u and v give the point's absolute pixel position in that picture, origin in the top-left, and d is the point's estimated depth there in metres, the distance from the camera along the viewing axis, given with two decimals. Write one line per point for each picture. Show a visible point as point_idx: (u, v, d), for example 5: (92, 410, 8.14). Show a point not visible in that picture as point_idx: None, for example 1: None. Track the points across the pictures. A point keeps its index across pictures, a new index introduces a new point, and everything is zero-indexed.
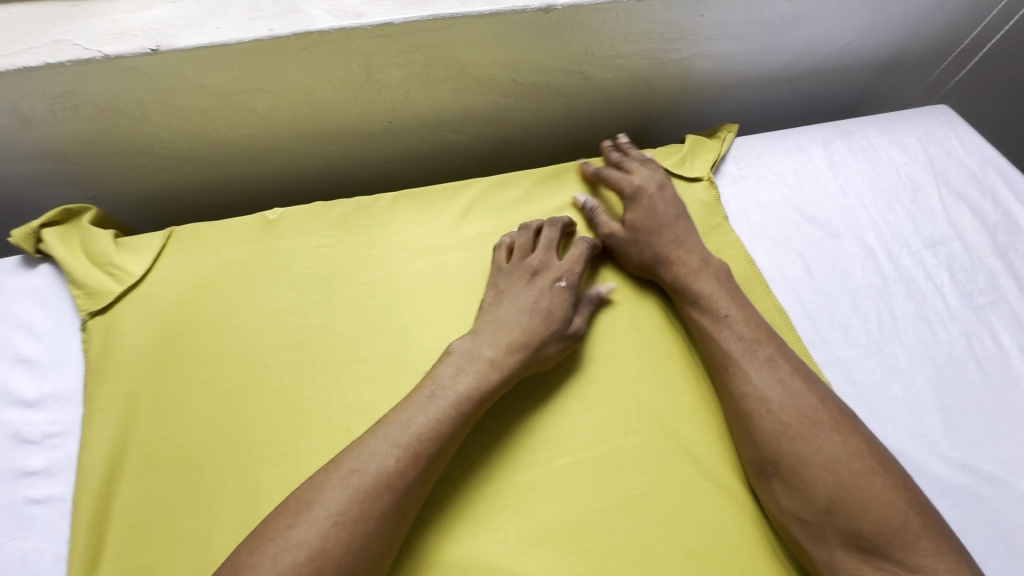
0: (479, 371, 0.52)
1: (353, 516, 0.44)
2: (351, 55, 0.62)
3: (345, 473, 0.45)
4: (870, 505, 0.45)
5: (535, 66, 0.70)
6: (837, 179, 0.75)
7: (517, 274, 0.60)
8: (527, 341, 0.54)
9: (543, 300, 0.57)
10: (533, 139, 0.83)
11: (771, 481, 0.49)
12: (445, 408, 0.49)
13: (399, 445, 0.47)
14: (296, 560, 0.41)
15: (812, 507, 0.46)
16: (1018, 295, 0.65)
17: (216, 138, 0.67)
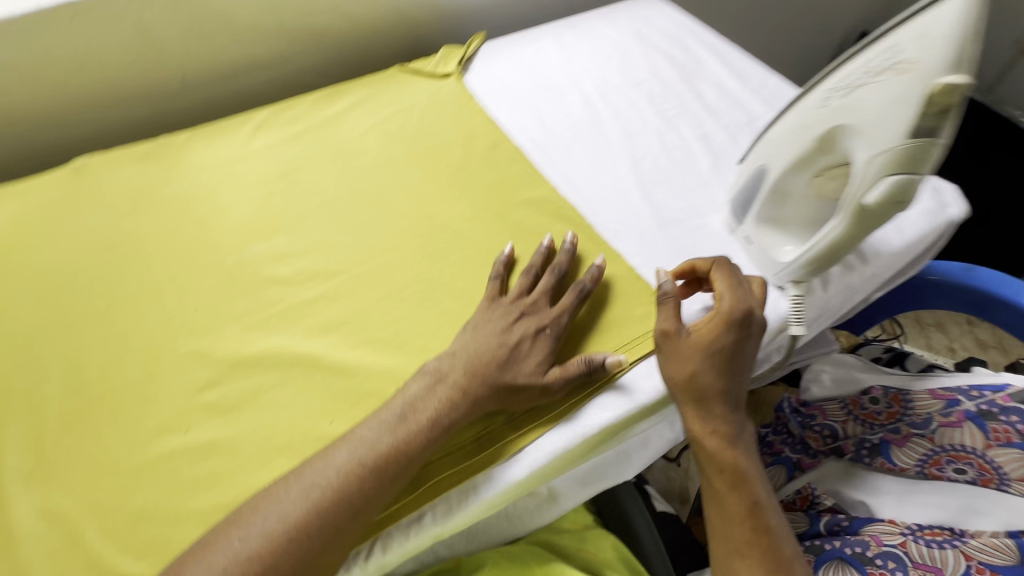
0: (443, 399, 0.54)
1: (302, 513, 0.47)
2: (120, 17, 0.75)
3: (304, 486, 0.49)
4: (725, 402, 0.56)
5: (294, 8, 0.85)
6: (564, 55, 0.93)
7: (512, 309, 0.60)
8: (501, 376, 0.55)
9: (509, 342, 0.57)
10: (326, 81, 0.97)
11: (669, 356, 0.57)
12: (410, 428, 0.52)
13: (357, 455, 0.50)
14: (244, 538, 0.46)
15: (686, 383, 0.55)
16: (698, 104, 0.85)
17: (21, 113, 0.78)
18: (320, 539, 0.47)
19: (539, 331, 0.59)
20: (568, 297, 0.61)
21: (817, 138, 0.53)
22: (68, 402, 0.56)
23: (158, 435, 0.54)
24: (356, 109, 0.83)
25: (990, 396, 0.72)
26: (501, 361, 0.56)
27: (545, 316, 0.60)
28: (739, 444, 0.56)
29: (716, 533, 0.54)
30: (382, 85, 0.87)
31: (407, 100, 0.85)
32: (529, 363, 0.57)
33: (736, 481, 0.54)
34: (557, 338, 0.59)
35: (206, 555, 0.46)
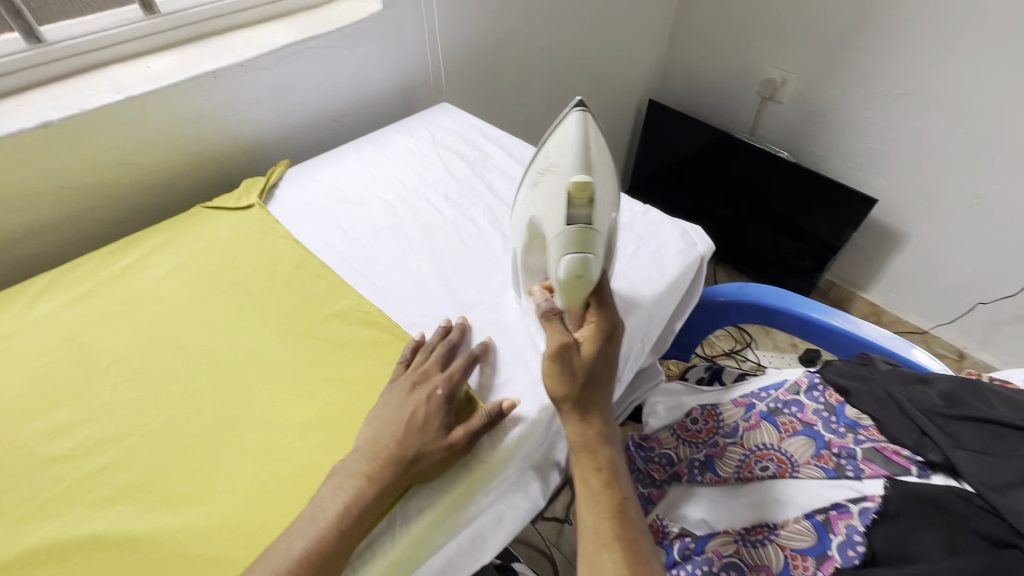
0: (355, 487, 0.56)
1: None
2: None
3: None
4: (600, 398, 0.64)
5: (73, 169, 0.85)
6: (367, 168, 1.01)
7: (401, 384, 0.65)
8: (404, 452, 0.58)
9: (413, 412, 0.61)
10: (129, 228, 0.96)
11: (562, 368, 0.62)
12: (327, 528, 0.53)
13: (275, 574, 0.50)
14: None
15: (567, 396, 0.62)
16: (489, 193, 0.96)
17: None
18: None
19: (428, 398, 0.63)
20: (457, 363, 0.67)
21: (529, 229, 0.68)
22: None
23: None
24: (152, 254, 0.83)
25: (774, 395, 0.85)
26: (398, 436, 0.59)
27: (433, 383, 0.64)
28: (614, 441, 0.63)
29: (586, 529, 0.58)
30: (183, 225, 0.88)
31: (210, 236, 0.86)
32: (425, 431, 0.60)
33: (612, 477, 0.61)
34: (450, 400, 0.64)
35: None
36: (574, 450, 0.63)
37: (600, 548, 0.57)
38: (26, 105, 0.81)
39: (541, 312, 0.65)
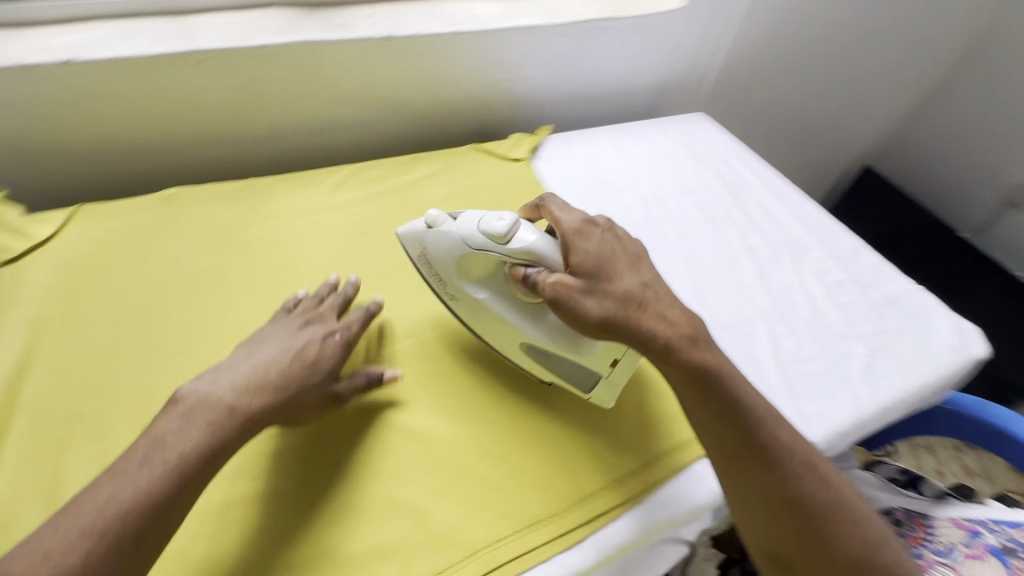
0: (208, 425, 0.50)
1: (94, 528, 0.43)
2: (238, 70, 0.81)
3: (135, 470, 0.46)
4: (673, 334, 0.58)
5: (388, 82, 0.93)
6: (622, 154, 1.01)
7: (290, 322, 0.63)
8: (287, 381, 0.56)
9: (307, 348, 0.60)
10: (400, 146, 1.04)
11: (619, 310, 0.57)
12: (144, 473, 0.47)
13: (158, 472, 0.47)
14: (88, 516, 0.43)
15: (651, 327, 0.58)
16: (743, 218, 0.93)
17: (118, 138, 0.81)
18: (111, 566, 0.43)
19: (332, 336, 0.63)
20: (355, 315, 0.66)
21: (475, 283, 0.65)
22: (132, 436, 0.56)
23: (228, 480, 0.56)
24: (432, 178, 0.89)
25: (1011, 533, 0.75)
26: (280, 367, 0.57)
27: (345, 324, 0.65)
28: (698, 343, 0.59)
29: (743, 503, 0.56)
30: (458, 160, 0.94)
31: (482, 178, 0.91)
32: (315, 365, 0.59)
33: (733, 431, 0.56)
34: (348, 346, 0.64)
35: (54, 541, 0.42)
36: (698, 425, 0.59)
37: (762, 517, 0.55)
38: (374, 15, 0.89)
39: (552, 287, 0.57)
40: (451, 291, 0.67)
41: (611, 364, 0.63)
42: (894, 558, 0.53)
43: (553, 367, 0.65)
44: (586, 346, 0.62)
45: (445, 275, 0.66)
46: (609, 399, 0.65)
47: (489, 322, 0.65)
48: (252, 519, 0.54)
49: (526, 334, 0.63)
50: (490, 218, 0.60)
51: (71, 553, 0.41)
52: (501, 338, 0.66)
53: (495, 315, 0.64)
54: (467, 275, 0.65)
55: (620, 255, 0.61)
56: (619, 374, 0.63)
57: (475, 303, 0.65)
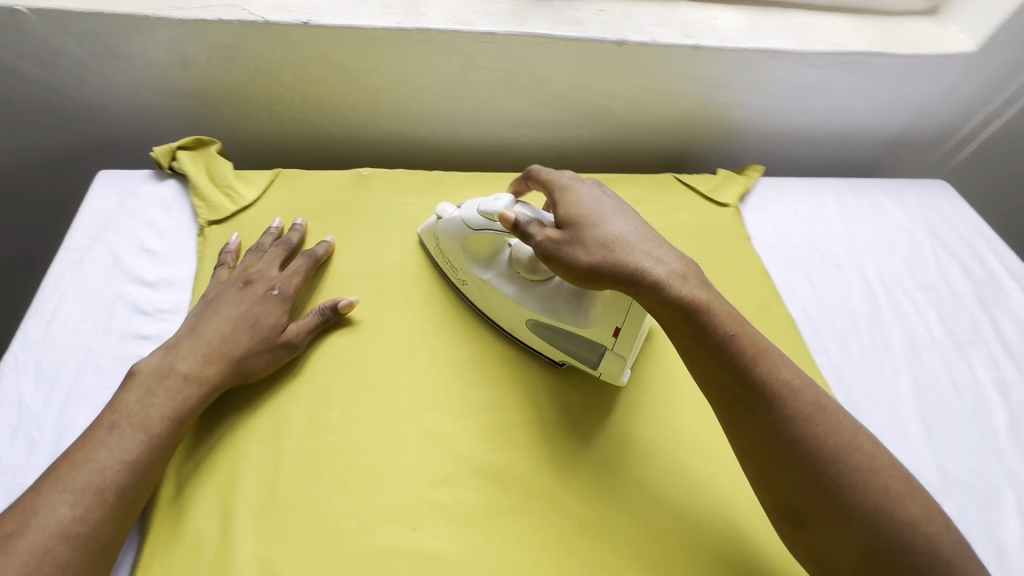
0: (171, 393, 0.50)
1: (87, 492, 0.43)
2: (456, 53, 0.75)
3: (118, 432, 0.47)
4: (669, 269, 0.50)
5: (600, 89, 0.83)
6: (846, 223, 0.85)
7: (229, 283, 0.59)
8: (229, 351, 0.54)
9: (249, 312, 0.57)
10: (585, 156, 0.94)
11: (600, 255, 0.51)
12: (128, 438, 0.47)
13: (134, 435, 0.47)
14: (80, 479, 0.44)
15: (664, 273, 0.50)
16: (995, 339, 0.75)
17: (324, 104, 0.79)
18: (114, 529, 0.44)
19: (253, 295, 0.59)
20: (297, 265, 0.63)
21: (482, 263, 0.63)
22: (301, 443, 0.53)
23: (393, 526, 0.50)
24: (626, 208, 0.80)
25: None
26: (233, 332, 0.55)
27: (271, 281, 0.60)
28: (689, 280, 0.50)
29: (788, 482, 0.46)
30: (656, 190, 0.83)
31: (680, 218, 0.80)
32: (251, 322, 0.57)
33: (730, 378, 0.48)
34: (284, 300, 0.60)
35: (43, 508, 0.42)
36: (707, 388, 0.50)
37: (762, 476, 0.47)
38: (606, 12, 0.79)
39: (547, 241, 0.53)
40: (462, 277, 0.65)
41: (612, 334, 0.56)
42: (925, 512, 0.44)
43: (559, 344, 0.60)
44: (582, 313, 0.57)
45: (451, 254, 0.65)
46: (619, 374, 0.58)
47: (496, 302, 0.62)
48: (281, 482, 0.51)
49: (529, 309, 0.59)
50: (486, 200, 0.60)
51: (59, 506, 0.42)
52: (506, 315, 0.62)
53: (500, 293, 0.61)
54: (473, 258, 0.64)
55: (590, 188, 0.58)
56: (623, 345, 0.56)
57: (479, 283, 0.63)
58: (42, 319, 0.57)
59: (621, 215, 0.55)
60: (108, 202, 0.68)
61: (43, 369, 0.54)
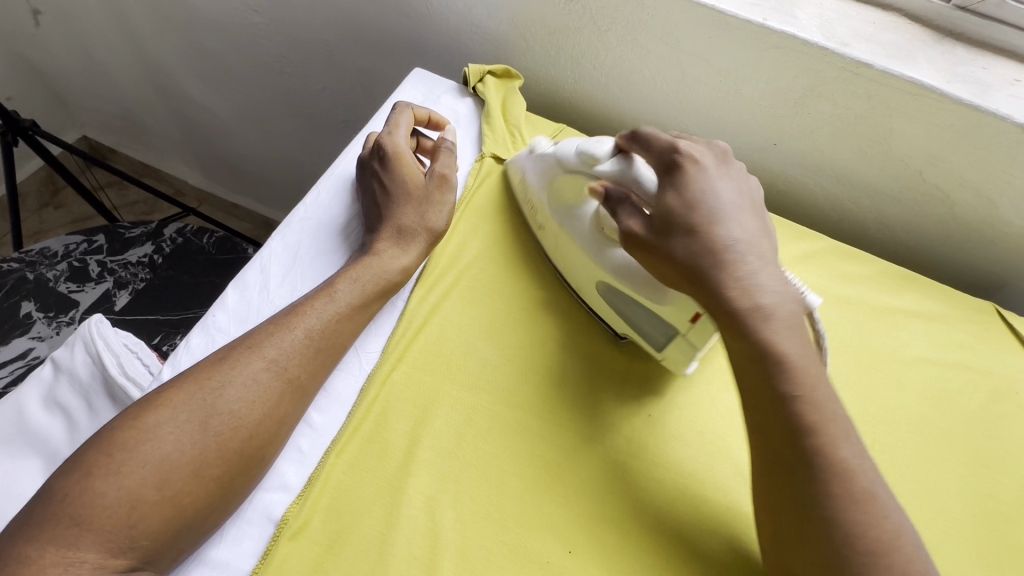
0: (363, 267, 0.53)
1: (300, 344, 0.48)
2: (806, 72, 0.64)
3: (321, 298, 0.51)
4: (757, 301, 0.45)
5: (958, 173, 0.66)
6: None
7: (360, 176, 0.60)
8: (395, 226, 0.56)
9: (387, 189, 0.57)
10: (878, 237, 0.77)
11: (685, 262, 0.47)
12: (335, 305, 0.51)
13: (336, 305, 0.51)
14: (297, 331, 0.48)
15: (755, 310, 0.45)
16: None
17: (632, 77, 0.74)
18: (315, 383, 0.49)
19: (375, 174, 0.58)
20: (403, 129, 0.60)
21: (566, 216, 0.58)
22: (497, 407, 0.52)
23: (551, 539, 0.46)
24: (918, 322, 0.65)
25: None
26: (386, 206, 0.57)
27: (375, 146, 0.59)
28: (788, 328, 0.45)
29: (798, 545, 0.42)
30: (966, 315, 0.66)
31: (986, 364, 0.63)
32: (390, 196, 0.57)
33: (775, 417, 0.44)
34: (396, 157, 0.57)
35: (265, 347, 0.47)
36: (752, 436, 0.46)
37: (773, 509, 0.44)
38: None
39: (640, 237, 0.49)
40: (539, 221, 0.61)
41: (691, 321, 0.51)
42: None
43: (629, 316, 0.55)
44: (660, 291, 0.52)
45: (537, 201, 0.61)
46: (683, 365, 0.54)
47: (569, 252, 0.58)
48: (468, 436, 0.50)
49: (598, 264, 0.55)
50: (589, 141, 0.56)
51: (275, 347, 0.47)
52: (574, 268, 0.58)
53: (574, 243, 0.57)
54: (557, 206, 0.59)
55: (728, 182, 0.50)
56: (697, 334, 0.51)
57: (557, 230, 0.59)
58: (333, 183, 0.62)
59: (748, 223, 0.48)
60: (414, 99, 0.71)
61: (320, 228, 0.59)
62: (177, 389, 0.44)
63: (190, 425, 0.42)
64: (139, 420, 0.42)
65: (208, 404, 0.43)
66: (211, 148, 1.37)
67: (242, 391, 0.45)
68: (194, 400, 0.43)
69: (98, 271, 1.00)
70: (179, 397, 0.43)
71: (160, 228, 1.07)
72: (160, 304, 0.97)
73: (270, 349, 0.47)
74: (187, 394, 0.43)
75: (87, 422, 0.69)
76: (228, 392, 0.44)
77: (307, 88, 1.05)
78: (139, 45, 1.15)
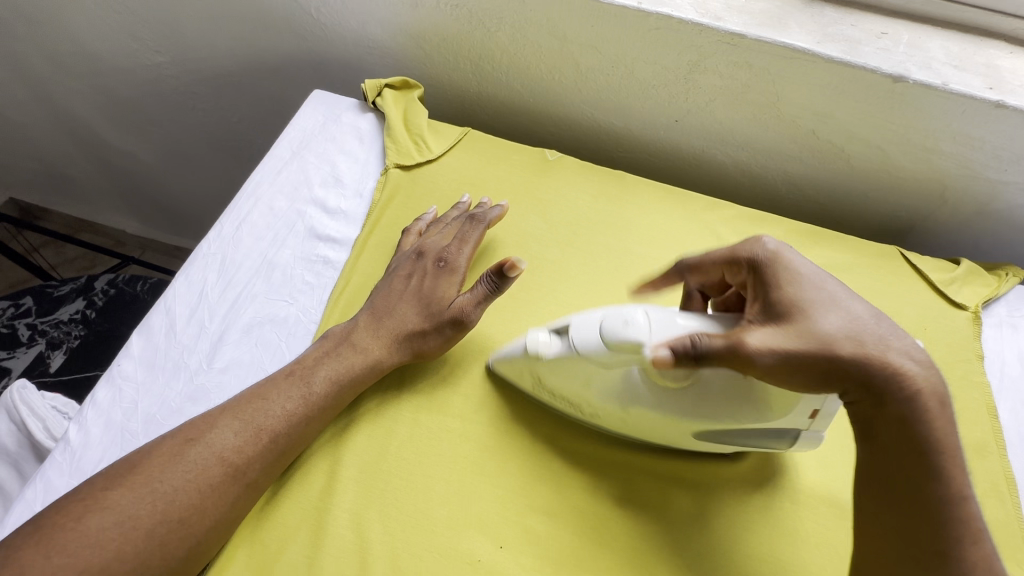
0: (348, 358, 0.51)
1: (257, 434, 0.46)
2: (689, 49, 0.66)
3: (293, 380, 0.50)
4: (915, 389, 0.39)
5: (846, 127, 0.69)
6: None
7: (406, 256, 0.59)
8: (400, 327, 0.53)
9: (421, 294, 0.56)
10: (790, 196, 0.79)
11: (849, 371, 0.39)
12: (300, 392, 0.49)
13: (304, 394, 0.49)
14: (257, 421, 0.47)
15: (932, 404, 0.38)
16: None
17: (531, 73, 0.75)
18: (267, 470, 0.46)
19: (423, 271, 0.57)
20: (475, 234, 0.59)
21: (611, 388, 0.47)
22: (417, 415, 0.52)
23: (481, 536, 0.47)
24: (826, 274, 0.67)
25: None
26: (403, 301, 0.55)
27: (441, 249, 0.58)
28: (919, 400, 0.38)
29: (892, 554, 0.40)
30: (872, 261, 0.68)
31: (892, 304, 0.65)
32: (419, 293, 0.56)
33: (912, 501, 0.39)
34: (451, 269, 0.57)
35: (215, 438, 0.45)
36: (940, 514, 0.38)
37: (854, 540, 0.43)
38: (890, 37, 0.65)
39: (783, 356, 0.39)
40: (585, 407, 0.50)
41: (809, 416, 0.44)
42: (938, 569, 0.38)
43: (752, 442, 0.47)
44: (770, 408, 0.43)
45: (556, 388, 0.50)
46: (786, 441, 0.48)
47: (645, 419, 0.47)
48: (389, 450, 0.50)
49: (703, 420, 0.45)
50: (611, 321, 0.44)
51: (227, 434, 0.45)
52: (638, 423, 0.48)
53: (653, 414, 0.46)
54: (601, 389, 0.48)
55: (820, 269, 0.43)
56: (820, 423, 0.44)
57: (620, 413, 0.48)
58: (237, 216, 0.62)
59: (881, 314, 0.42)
60: (314, 120, 0.70)
61: (226, 262, 0.58)
62: (116, 488, 0.42)
63: (136, 532, 0.40)
64: (80, 522, 0.39)
65: (148, 504, 0.41)
66: (142, 194, 1.35)
67: (195, 496, 0.43)
68: (141, 502, 0.41)
69: (28, 334, 0.97)
70: (126, 498, 0.41)
71: (91, 282, 1.04)
72: (97, 360, 0.95)
73: (222, 441, 0.45)
74: (127, 497, 0.41)
75: (19, 490, 0.67)
76: (180, 495, 0.42)
77: (224, 122, 1.04)
78: (48, 98, 1.12)
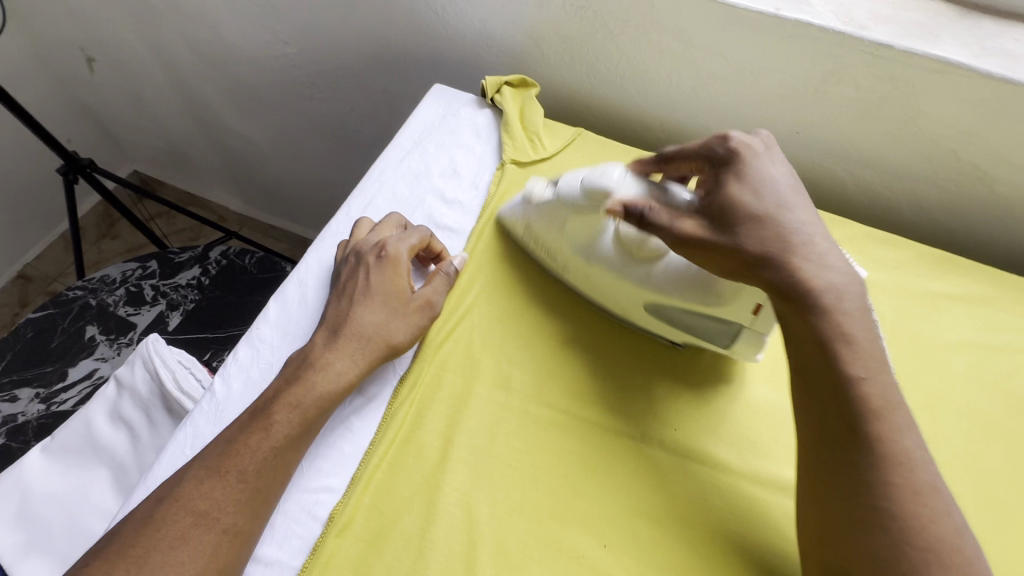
0: (326, 366, 0.50)
1: (307, 405, 0.49)
2: (824, 58, 0.64)
3: (305, 363, 0.51)
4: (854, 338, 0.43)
5: (995, 149, 0.64)
6: None
7: (359, 262, 0.56)
8: (373, 330, 0.53)
9: (378, 297, 0.54)
10: (916, 219, 0.74)
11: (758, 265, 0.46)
12: (316, 371, 0.50)
13: (319, 369, 0.50)
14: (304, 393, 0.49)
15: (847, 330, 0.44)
16: None
17: (647, 77, 0.75)
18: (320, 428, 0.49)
19: (366, 267, 0.56)
20: (411, 235, 0.59)
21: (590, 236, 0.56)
22: (525, 405, 0.53)
23: (585, 531, 0.47)
24: (957, 304, 0.62)
25: None
26: (357, 306, 0.54)
27: (378, 243, 0.57)
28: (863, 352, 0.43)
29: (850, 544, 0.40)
30: (1013, 296, 0.63)
31: None
32: (369, 292, 0.54)
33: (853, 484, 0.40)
34: (393, 259, 0.56)
35: (270, 416, 0.48)
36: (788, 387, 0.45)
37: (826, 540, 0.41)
38: None
39: (692, 231, 0.48)
40: (555, 257, 0.59)
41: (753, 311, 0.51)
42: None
43: (691, 326, 0.54)
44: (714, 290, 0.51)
45: (548, 240, 0.59)
46: (753, 354, 0.54)
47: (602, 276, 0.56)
48: (497, 436, 0.51)
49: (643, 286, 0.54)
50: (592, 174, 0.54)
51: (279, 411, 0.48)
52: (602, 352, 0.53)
53: (607, 270, 0.55)
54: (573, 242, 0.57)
55: (779, 167, 0.50)
56: (763, 322, 0.51)
57: (583, 265, 0.57)
58: (364, 200, 0.65)
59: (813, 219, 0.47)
60: (435, 113, 0.73)
61: None
62: (200, 470, 0.45)
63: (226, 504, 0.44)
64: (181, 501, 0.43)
65: (232, 478, 0.45)
66: (249, 174, 1.45)
67: (272, 468, 0.46)
68: (226, 482, 0.45)
69: (152, 294, 1.07)
70: (215, 479, 0.45)
71: (207, 252, 1.13)
72: (208, 323, 1.03)
73: (275, 417, 0.48)
74: (214, 473, 0.45)
75: (149, 434, 0.74)
76: (256, 468, 0.46)
77: (336, 111, 1.10)
78: (182, 83, 1.23)
